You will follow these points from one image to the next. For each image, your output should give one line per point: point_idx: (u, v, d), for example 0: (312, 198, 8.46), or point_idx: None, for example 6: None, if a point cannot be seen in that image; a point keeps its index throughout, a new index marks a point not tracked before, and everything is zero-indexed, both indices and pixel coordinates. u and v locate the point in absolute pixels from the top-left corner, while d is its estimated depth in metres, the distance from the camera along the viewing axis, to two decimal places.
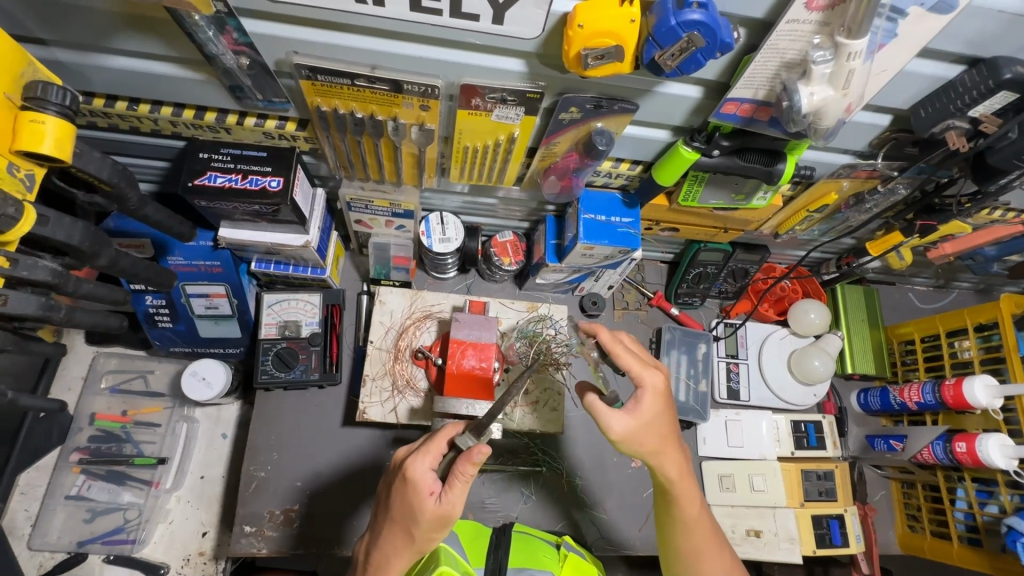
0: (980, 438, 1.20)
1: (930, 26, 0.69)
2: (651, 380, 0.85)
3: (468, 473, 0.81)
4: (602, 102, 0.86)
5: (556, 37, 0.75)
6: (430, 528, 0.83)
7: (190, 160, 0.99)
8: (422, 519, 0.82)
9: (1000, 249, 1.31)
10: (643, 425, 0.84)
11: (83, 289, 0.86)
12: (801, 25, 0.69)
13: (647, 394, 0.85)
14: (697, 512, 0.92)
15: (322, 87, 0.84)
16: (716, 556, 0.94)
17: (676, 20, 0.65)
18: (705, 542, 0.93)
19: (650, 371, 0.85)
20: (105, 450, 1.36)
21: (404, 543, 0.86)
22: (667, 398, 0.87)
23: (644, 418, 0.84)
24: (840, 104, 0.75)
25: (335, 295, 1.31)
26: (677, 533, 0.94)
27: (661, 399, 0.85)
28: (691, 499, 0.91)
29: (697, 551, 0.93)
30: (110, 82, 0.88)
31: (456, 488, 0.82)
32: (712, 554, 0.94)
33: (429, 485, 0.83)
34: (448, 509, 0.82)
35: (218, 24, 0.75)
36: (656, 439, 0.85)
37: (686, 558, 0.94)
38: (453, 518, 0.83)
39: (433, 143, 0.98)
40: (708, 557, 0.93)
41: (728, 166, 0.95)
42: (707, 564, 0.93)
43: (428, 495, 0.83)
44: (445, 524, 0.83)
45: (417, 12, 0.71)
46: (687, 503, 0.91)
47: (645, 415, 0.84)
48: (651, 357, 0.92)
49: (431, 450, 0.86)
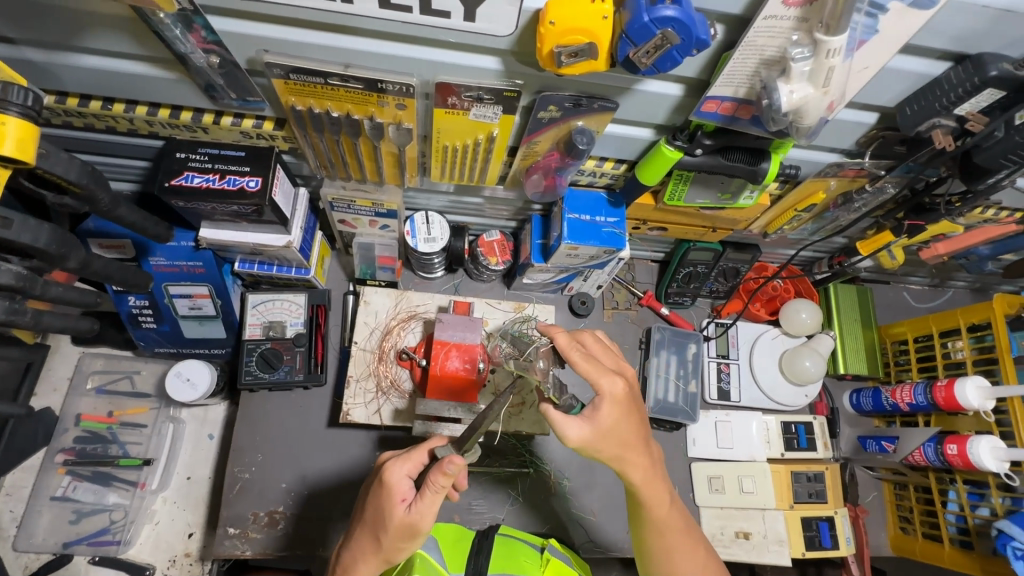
0: (971, 440, 1.19)
1: (911, 22, 0.67)
2: (609, 386, 0.82)
3: (440, 484, 0.80)
4: (581, 101, 0.85)
5: (529, 34, 0.73)
6: (398, 536, 0.82)
7: (167, 160, 0.98)
8: (389, 525, 0.82)
9: (994, 248, 1.29)
10: (601, 432, 0.81)
11: (54, 292, 0.85)
12: (778, 21, 0.68)
13: (605, 401, 0.82)
14: (667, 514, 0.91)
15: (296, 86, 0.83)
16: (690, 557, 0.93)
17: (648, 17, 0.64)
18: (679, 544, 0.93)
19: (607, 377, 0.82)
20: (90, 451, 1.36)
21: (372, 549, 0.85)
22: (628, 404, 0.83)
23: (602, 425, 0.81)
24: (821, 102, 0.74)
25: (320, 296, 1.30)
26: (649, 534, 0.94)
27: (620, 406, 0.82)
28: (660, 501, 0.90)
29: (671, 552, 0.93)
30: (82, 81, 0.87)
31: (426, 498, 0.81)
32: (687, 555, 0.93)
33: (403, 492, 0.83)
34: (416, 520, 0.81)
35: (185, 23, 0.74)
36: (616, 446, 0.83)
37: (660, 560, 0.94)
38: (422, 530, 0.82)
39: (413, 142, 0.97)
40: (682, 558, 0.93)
41: (711, 165, 0.94)
42: (681, 565, 0.93)
43: (400, 501, 0.83)
44: (412, 535, 0.82)
45: (387, 10, 0.70)
46: (656, 505, 0.90)
47: (603, 422, 0.81)
48: (616, 362, 0.89)
49: (410, 456, 0.86)
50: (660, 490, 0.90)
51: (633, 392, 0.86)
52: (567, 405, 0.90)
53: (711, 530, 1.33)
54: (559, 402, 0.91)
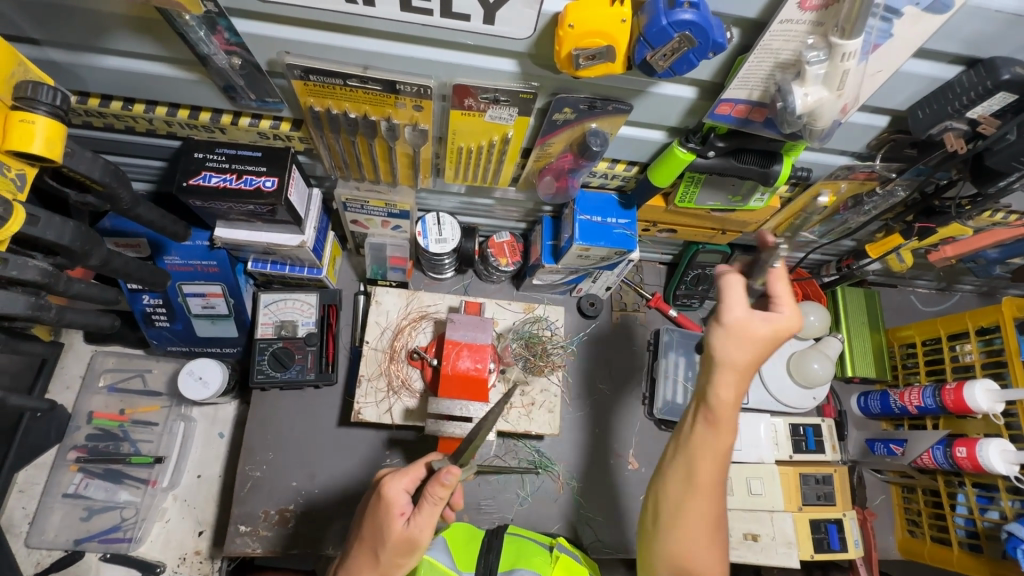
0: (980, 443, 1.19)
1: (926, 26, 0.68)
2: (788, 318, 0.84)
3: (438, 495, 0.81)
4: (595, 103, 0.86)
5: (548, 37, 0.74)
6: (396, 551, 0.83)
7: (185, 160, 0.99)
8: (388, 540, 0.82)
9: (1003, 252, 1.29)
10: (742, 330, 0.82)
11: (75, 289, 0.87)
12: (794, 25, 0.68)
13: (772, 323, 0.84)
14: (718, 452, 0.87)
15: (314, 87, 0.84)
16: (707, 503, 0.87)
17: (667, 20, 0.65)
18: (706, 483, 0.87)
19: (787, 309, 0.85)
20: (102, 448, 1.37)
21: (369, 565, 0.85)
22: (781, 341, 0.87)
23: (750, 331, 0.82)
24: (835, 105, 0.74)
25: (331, 295, 1.31)
26: (698, 463, 0.87)
27: (767, 339, 0.83)
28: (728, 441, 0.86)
29: (691, 484, 0.87)
30: (104, 82, 0.89)
31: (424, 511, 0.82)
32: (704, 501, 0.87)
33: (401, 506, 0.84)
34: (414, 533, 0.82)
35: (210, 24, 0.75)
36: (741, 351, 0.82)
37: (677, 485, 0.89)
38: (420, 544, 0.83)
39: (428, 144, 0.98)
40: (699, 502, 0.87)
41: (724, 167, 0.95)
42: (691, 504, 0.87)
43: (398, 515, 0.84)
44: (411, 550, 0.83)
45: (409, 12, 0.71)
46: (717, 439, 0.86)
47: (750, 331, 0.82)
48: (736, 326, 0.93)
49: (408, 471, 0.87)
50: (730, 432, 0.86)
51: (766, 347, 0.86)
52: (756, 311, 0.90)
53: None
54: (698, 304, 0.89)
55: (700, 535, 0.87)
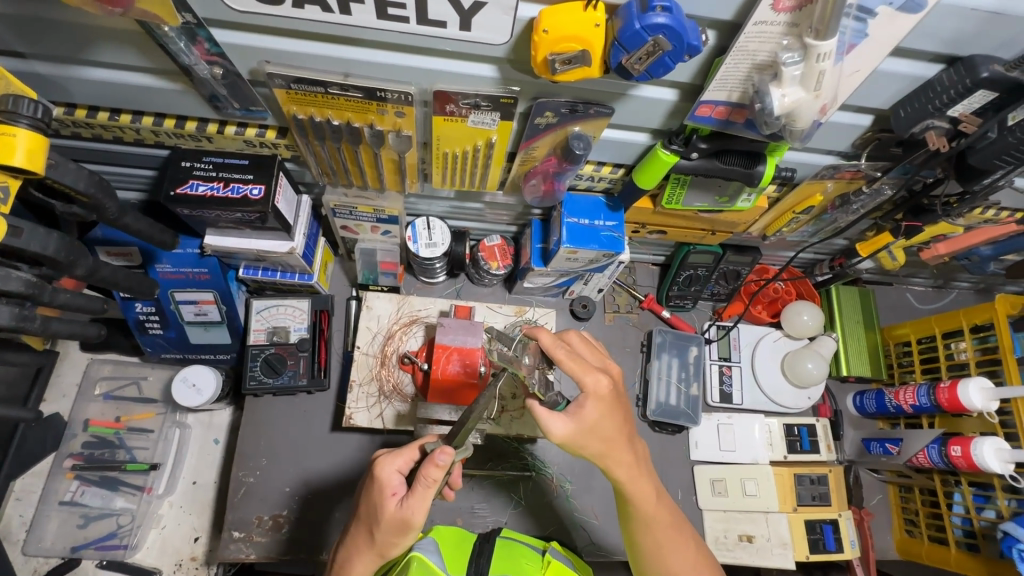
0: (975, 442, 1.18)
1: (901, 26, 0.67)
2: (593, 384, 0.83)
3: (432, 478, 0.80)
4: (577, 106, 0.86)
5: (525, 42, 0.75)
6: (390, 531, 0.84)
7: (172, 169, 1.00)
8: (382, 520, 0.83)
9: (996, 249, 1.29)
10: (584, 429, 0.82)
11: (62, 299, 0.88)
12: (769, 27, 0.68)
13: (589, 399, 0.83)
14: (654, 509, 0.91)
15: (297, 95, 0.84)
16: (681, 551, 0.92)
17: (639, 24, 0.65)
18: (667, 539, 0.92)
19: (591, 375, 0.83)
20: (99, 456, 1.38)
21: (366, 543, 0.87)
22: (612, 399, 0.84)
23: (586, 422, 0.82)
24: (813, 105, 0.74)
25: (323, 301, 1.32)
26: (642, 535, 0.93)
27: (604, 402, 0.83)
28: (648, 496, 0.90)
29: (659, 547, 0.92)
30: (90, 93, 0.90)
31: (417, 493, 0.82)
32: (678, 552, 0.92)
33: (394, 486, 0.85)
34: (406, 514, 0.82)
35: (189, 35, 0.76)
36: (598, 442, 0.84)
37: (652, 558, 0.93)
38: (414, 525, 0.83)
39: (413, 149, 0.98)
40: (671, 555, 0.92)
41: (708, 169, 0.95)
42: (672, 562, 0.92)
43: (391, 496, 0.84)
44: (405, 531, 0.83)
45: (386, 20, 0.71)
46: (642, 500, 0.90)
47: (587, 419, 0.82)
48: (600, 359, 0.91)
49: (402, 452, 0.87)
50: (648, 493, 0.90)
51: (617, 389, 0.86)
52: (552, 401, 0.88)
53: (714, 533, 1.34)
54: (544, 399, 0.88)
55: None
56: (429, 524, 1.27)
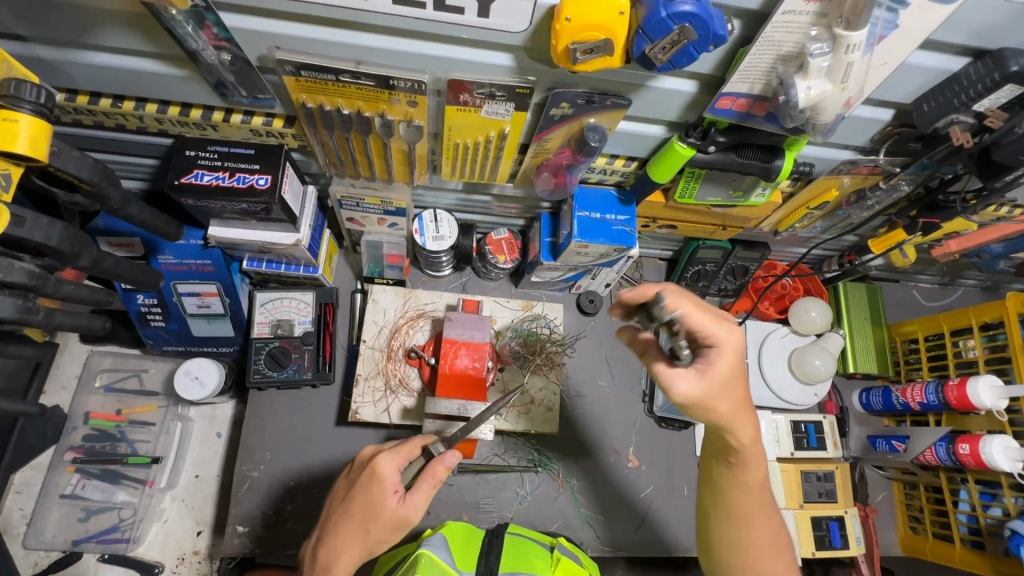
0: (984, 441, 1.18)
1: (931, 17, 0.66)
2: (727, 334, 0.76)
3: (438, 476, 0.84)
4: (594, 98, 0.84)
5: (544, 30, 0.73)
6: (386, 528, 0.84)
7: (176, 158, 0.98)
8: (380, 517, 0.83)
9: (1006, 247, 1.28)
10: (709, 386, 0.75)
11: (65, 291, 0.86)
12: (797, 17, 0.67)
13: (719, 349, 0.76)
14: (756, 476, 0.85)
15: (307, 83, 0.82)
16: (759, 523, 0.87)
17: (666, 12, 0.63)
18: (751, 505, 0.87)
19: (725, 325, 0.76)
20: (99, 449, 1.36)
21: (355, 541, 0.84)
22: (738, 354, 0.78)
23: (714, 375, 0.75)
24: (838, 99, 0.73)
25: (328, 294, 1.30)
26: (737, 495, 0.87)
27: (733, 358, 0.76)
28: (757, 464, 0.84)
29: (741, 511, 0.87)
30: (92, 79, 0.87)
31: (421, 491, 0.84)
32: (756, 522, 0.87)
33: (393, 484, 0.85)
34: (407, 513, 0.84)
35: (197, 19, 0.73)
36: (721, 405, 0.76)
37: (727, 516, 0.88)
38: (412, 522, 0.85)
39: (423, 140, 0.96)
40: (748, 522, 0.87)
41: (724, 163, 0.93)
42: (746, 528, 0.87)
43: (391, 493, 0.84)
44: (401, 527, 0.85)
45: (401, 6, 0.69)
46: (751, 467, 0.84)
47: (715, 372, 0.75)
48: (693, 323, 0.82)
49: (401, 450, 0.88)
50: (759, 462, 0.84)
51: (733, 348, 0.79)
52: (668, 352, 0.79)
53: None
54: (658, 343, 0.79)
55: (765, 545, 0.87)
56: (435, 520, 1.26)
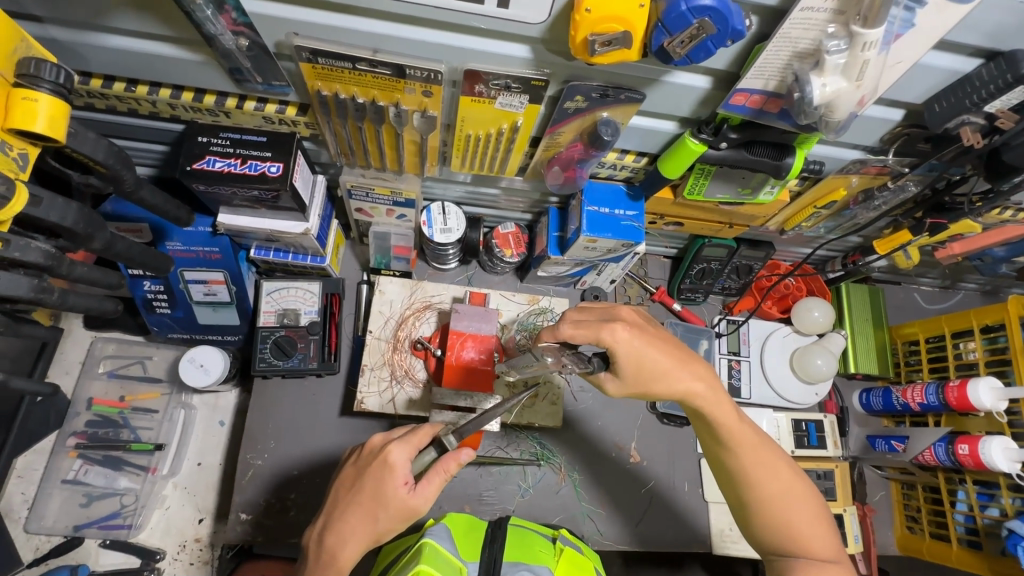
0: (983, 441, 1.19)
1: (949, 16, 0.66)
2: (611, 335, 0.79)
3: (449, 470, 0.85)
4: (608, 91, 0.85)
5: (563, 22, 0.73)
6: (394, 517, 0.85)
7: (189, 143, 0.98)
8: (390, 507, 0.84)
9: (1009, 250, 1.29)
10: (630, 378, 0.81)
11: (76, 273, 0.86)
12: (814, 13, 0.67)
13: (619, 345, 0.79)
14: (738, 431, 0.85)
15: (322, 70, 0.82)
16: (775, 475, 0.86)
17: (686, 5, 0.63)
18: (758, 457, 0.86)
19: (606, 329, 0.79)
20: (102, 435, 1.35)
21: (363, 528, 0.86)
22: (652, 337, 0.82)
23: (626, 372, 0.81)
24: (852, 96, 0.73)
25: (335, 284, 1.30)
26: (743, 455, 0.86)
27: (633, 337, 0.80)
28: (728, 415, 0.85)
29: (754, 468, 0.86)
30: (107, 62, 0.87)
31: (432, 482, 0.85)
32: (770, 473, 0.86)
33: (404, 474, 0.85)
34: (418, 504, 0.85)
35: (216, 2, 0.73)
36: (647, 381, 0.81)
37: (740, 481, 0.87)
38: (420, 512, 0.86)
39: (435, 131, 0.97)
40: (763, 474, 0.86)
41: (735, 159, 0.94)
42: (763, 483, 0.86)
43: (402, 484, 0.84)
44: (408, 517, 0.86)
45: None
46: (723, 423, 0.85)
47: (625, 370, 0.81)
48: (604, 312, 0.85)
49: (411, 440, 0.87)
50: (733, 412, 0.85)
51: (640, 325, 0.83)
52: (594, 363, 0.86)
53: (720, 526, 1.34)
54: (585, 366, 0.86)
55: (786, 494, 0.86)
56: (437, 511, 1.26)
